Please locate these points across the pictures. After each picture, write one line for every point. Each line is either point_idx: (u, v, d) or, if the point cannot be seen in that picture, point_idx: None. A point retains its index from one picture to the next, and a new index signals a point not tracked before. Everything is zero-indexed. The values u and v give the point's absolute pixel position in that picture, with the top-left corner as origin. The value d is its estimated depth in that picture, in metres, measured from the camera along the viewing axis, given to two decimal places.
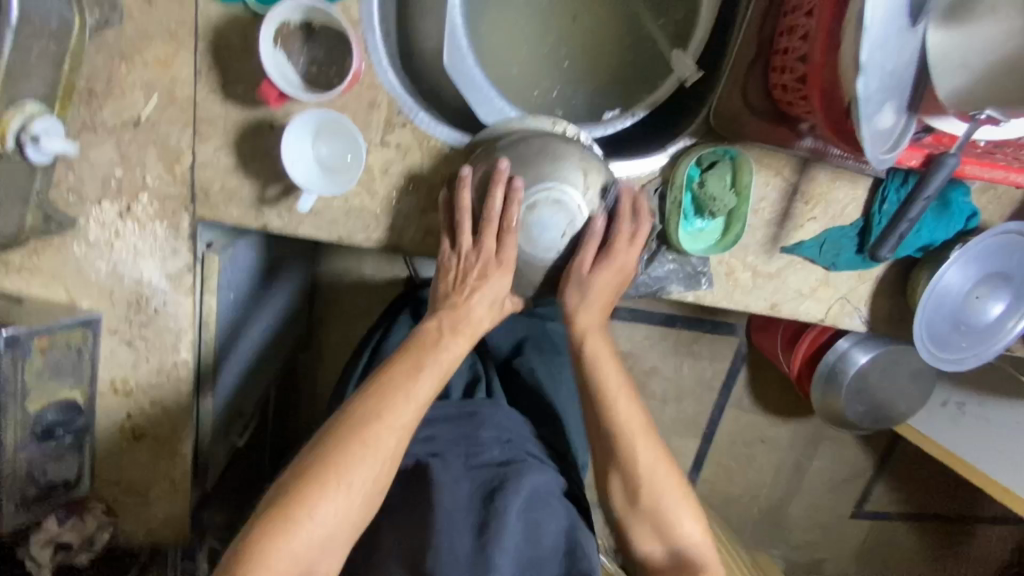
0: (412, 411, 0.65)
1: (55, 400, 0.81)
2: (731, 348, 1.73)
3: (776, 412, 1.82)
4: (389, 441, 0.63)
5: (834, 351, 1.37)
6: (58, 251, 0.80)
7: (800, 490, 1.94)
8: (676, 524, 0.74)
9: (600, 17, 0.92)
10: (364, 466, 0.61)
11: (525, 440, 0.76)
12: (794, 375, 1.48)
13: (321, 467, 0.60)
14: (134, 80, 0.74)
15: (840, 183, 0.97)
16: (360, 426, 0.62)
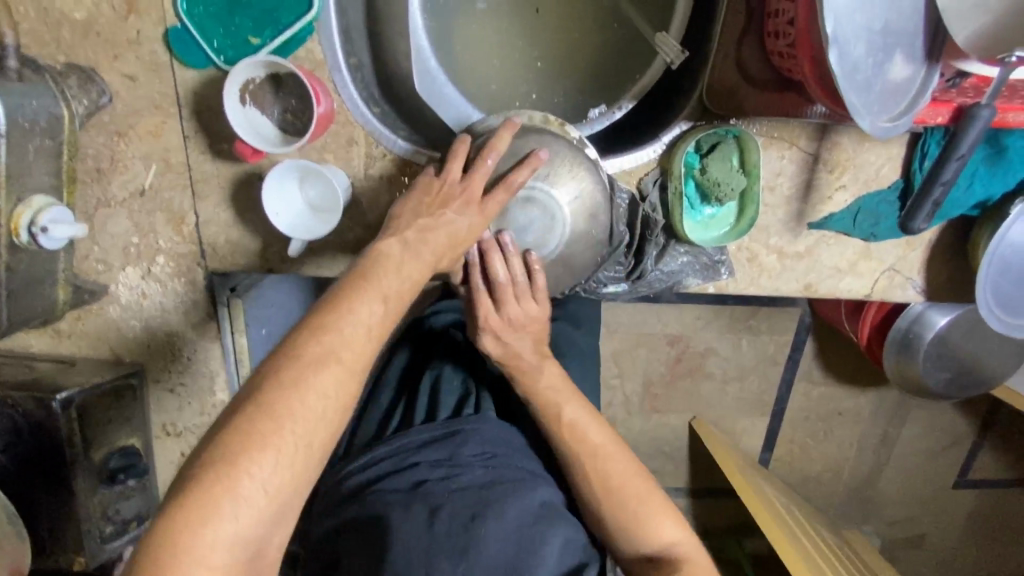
0: (303, 433, 0.52)
1: (117, 447, 0.91)
2: (792, 320, 1.61)
3: (849, 382, 1.68)
4: (271, 477, 0.50)
5: (906, 316, 1.24)
6: (98, 316, 0.88)
7: (887, 462, 1.79)
8: (656, 532, 0.71)
9: (566, 11, 0.89)
10: (239, 518, 0.49)
11: (512, 457, 0.78)
12: (863, 343, 1.34)
13: (176, 536, 0.47)
14: (134, 153, 0.79)
15: (870, 145, 0.86)
16: (230, 469, 0.49)
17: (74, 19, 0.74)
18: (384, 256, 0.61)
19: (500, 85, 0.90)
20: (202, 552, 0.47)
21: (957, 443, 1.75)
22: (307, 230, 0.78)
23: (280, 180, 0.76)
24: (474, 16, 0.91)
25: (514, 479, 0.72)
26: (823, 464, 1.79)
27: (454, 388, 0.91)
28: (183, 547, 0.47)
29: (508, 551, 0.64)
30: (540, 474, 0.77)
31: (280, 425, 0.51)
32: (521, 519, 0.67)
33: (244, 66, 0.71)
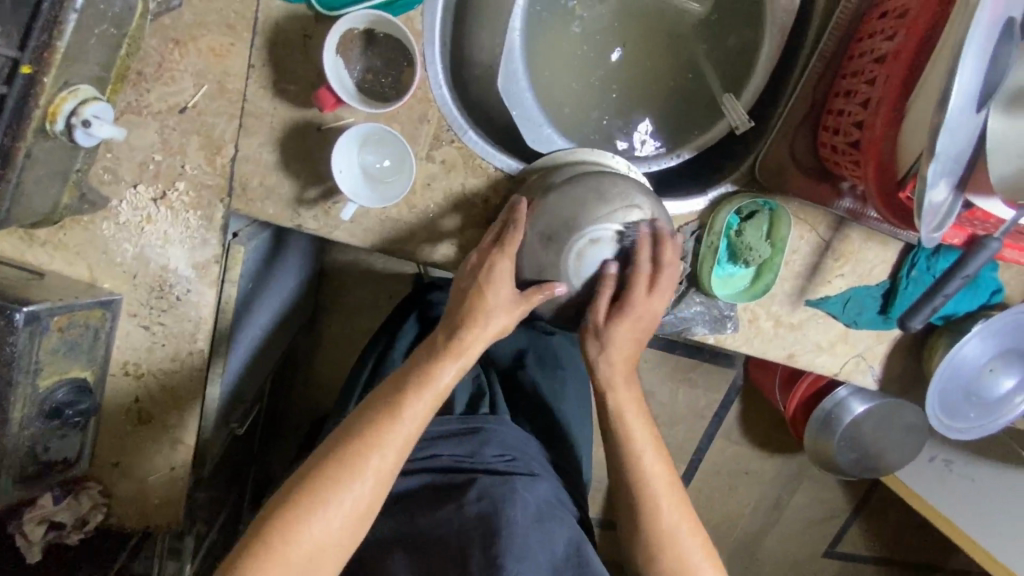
0: (392, 457, 0.67)
1: (66, 379, 0.80)
2: (726, 381, 1.71)
3: (762, 447, 1.82)
4: (368, 485, 0.65)
5: (831, 398, 1.37)
6: (86, 229, 0.78)
7: (777, 523, 1.96)
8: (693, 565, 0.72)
9: (649, 54, 0.93)
10: (354, 491, 0.65)
11: (528, 456, 0.83)
12: (789, 415, 1.47)
13: (319, 479, 0.65)
14: (186, 67, 0.73)
15: (871, 244, 0.97)
16: (350, 461, 0.65)
17: None
18: (463, 323, 0.73)
19: (574, 109, 0.93)
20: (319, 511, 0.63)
21: (835, 517, 1.94)
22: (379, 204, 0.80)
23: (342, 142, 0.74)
24: (562, 36, 0.93)
25: (528, 478, 0.77)
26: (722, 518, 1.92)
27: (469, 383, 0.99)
28: (312, 501, 0.63)
29: (535, 542, 0.69)
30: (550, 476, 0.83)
31: (383, 440, 0.67)
32: (540, 514, 0.73)
33: (349, 18, 0.71)
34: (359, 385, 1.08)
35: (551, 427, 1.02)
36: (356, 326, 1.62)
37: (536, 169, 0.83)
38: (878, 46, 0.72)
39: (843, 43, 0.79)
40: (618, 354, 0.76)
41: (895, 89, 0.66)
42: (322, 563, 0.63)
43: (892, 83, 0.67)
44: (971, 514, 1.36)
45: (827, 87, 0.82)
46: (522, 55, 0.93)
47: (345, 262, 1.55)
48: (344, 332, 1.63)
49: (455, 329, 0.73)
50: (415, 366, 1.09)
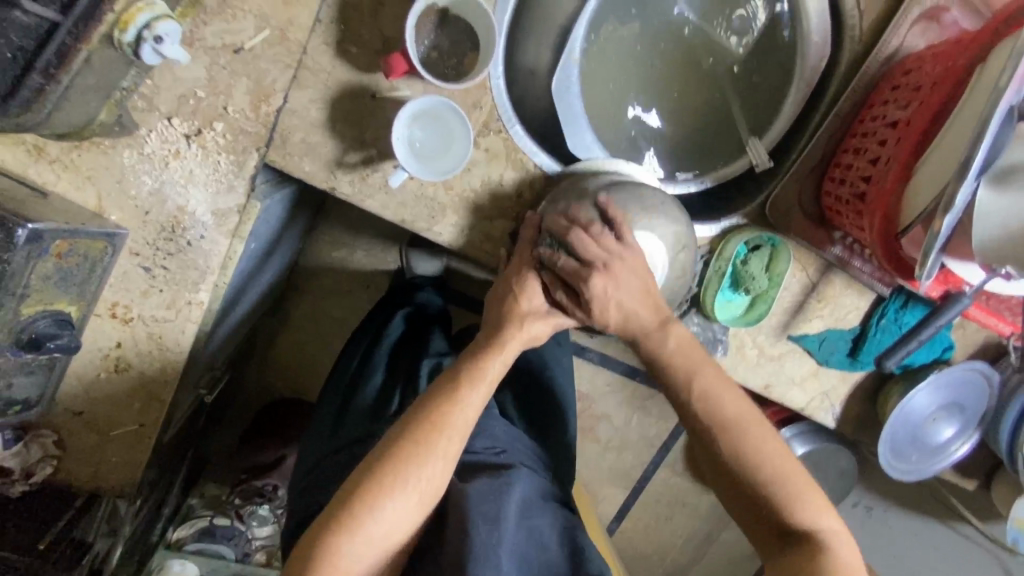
0: (458, 441, 0.72)
1: (48, 311, 0.73)
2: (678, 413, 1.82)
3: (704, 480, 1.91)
4: (438, 469, 0.70)
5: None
6: (104, 155, 0.74)
7: (706, 558, 2.03)
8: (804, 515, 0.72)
9: (682, 78, 0.99)
10: (427, 474, 0.69)
11: (519, 450, 0.86)
12: None
13: (383, 469, 0.68)
14: (251, 9, 0.71)
15: (850, 291, 1.06)
16: (419, 447, 0.69)
17: None
18: (505, 322, 0.78)
19: (611, 118, 0.98)
20: (389, 500, 0.67)
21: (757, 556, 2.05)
22: (422, 179, 0.80)
23: (407, 109, 0.75)
24: (606, 43, 0.97)
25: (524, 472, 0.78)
26: (657, 547, 1.96)
27: None
28: (381, 491, 0.67)
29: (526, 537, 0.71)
30: (537, 471, 0.86)
31: (449, 425, 0.71)
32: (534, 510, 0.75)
33: None
34: (348, 374, 1.03)
35: (538, 429, 1.03)
36: (326, 315, 1.54)
37: (571, 174, 0.86)
38: (890, 112, 0.81)
39: (855, 109, 0.89)
40: (618, 305, 0.76)
41: (907, 150, 0.75)
42: (392, 542, 0.67)
43: (906, 145, 0.76)
44: (886, 556, 1.53)
45: (836, 143, 0.91)
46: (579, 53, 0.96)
47: (330, 245, 1.50)
48: (311, 317, 1.54)
49: (499, 328, 0.78)
50: (405, 366, 1.02)
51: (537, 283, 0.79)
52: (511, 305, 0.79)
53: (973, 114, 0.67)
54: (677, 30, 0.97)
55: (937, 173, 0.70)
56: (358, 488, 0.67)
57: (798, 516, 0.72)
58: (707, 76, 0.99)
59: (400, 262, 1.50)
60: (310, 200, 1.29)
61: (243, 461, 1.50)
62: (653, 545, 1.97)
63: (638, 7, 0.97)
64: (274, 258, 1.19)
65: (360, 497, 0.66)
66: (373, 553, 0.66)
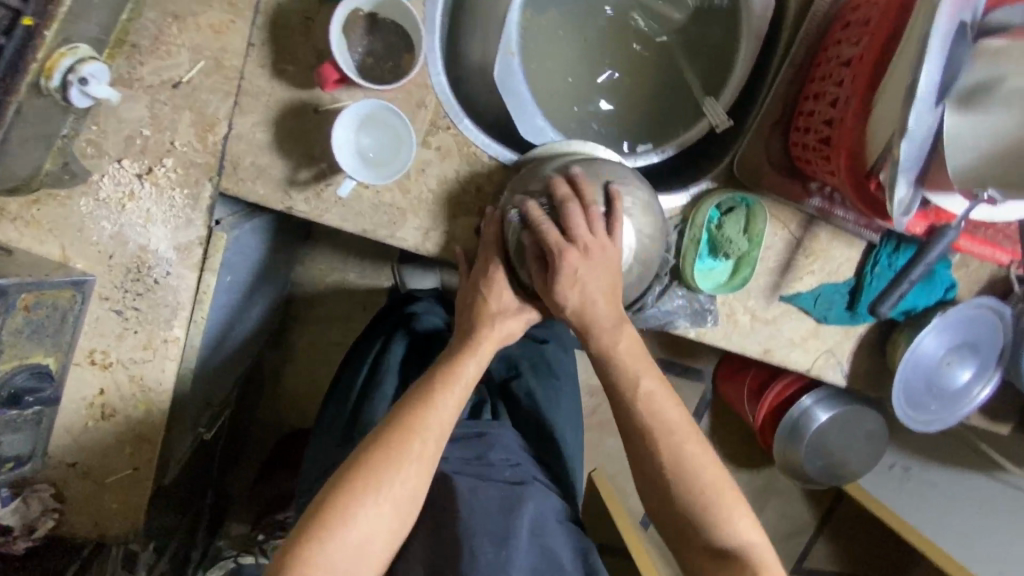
0: (434, 444, 0.70)
1: (26, 365, 0.74)
2: (696, 395, 1.83)
3: (732, 460, 1.91)
4: (414, 474, 0.68)
5: (798, 408, 1.39)
6: (62, 205, 0.75)
7: None
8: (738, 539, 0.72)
9: (622, 49, 0.98)
10: (401, 480, 0.68)
11: (530, 465, 0.82)
12: (757, 426, 1.49)
13: (356, 475, 0.67)
14: (182, 42, 0.72)
15: (837, 243, 1.03)
16: (393, 453, 0.68)
17: None
18: (477, 322, 0.77)
19: (561, 101, 0.96)
20: (362, 507, 0.66)
21: (801, 534, 2.04)
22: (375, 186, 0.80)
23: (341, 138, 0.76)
24: (543, 23, 0.95)
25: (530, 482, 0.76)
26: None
27: None
28: (355, 498, 0.66)
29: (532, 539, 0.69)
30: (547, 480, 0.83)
31: (425, 427, 0.70)
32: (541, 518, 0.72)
33: None
34: (354, 391, 0.99)
35: None
36: (327, 341, 1.55)
37: (529, 162, 0.85)
38: (844, 51, 0.79)
39: (810, 56, 0.87)
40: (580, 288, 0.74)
41: (862, 85, 0.73)
42: (370, 554, 0.66)
43: (860, 80, 0.73)
44: (935, 520, 1.43)
45: (796, 93, 0.89)
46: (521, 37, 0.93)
47: (322, 269, 1.50)
48: (314, 346, 1.55)
49: (470, 328, 0.77)
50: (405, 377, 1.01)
51: (503, 277, 0.78)
52: (482, 302, 0.78)
53: (916, 34, 0.65)
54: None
55: (891, 101, 0.67)
56: (331, 496, 0.66)
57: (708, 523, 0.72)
58: (655, 47, 0.97)
59: (393, 279, 1.50)
60: (292, 228, 1.30)
61: (261, 499, 1.50)
62: None
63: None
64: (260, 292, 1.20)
65: (333, 505, 0.65)
66: (350, 563, 0.65)
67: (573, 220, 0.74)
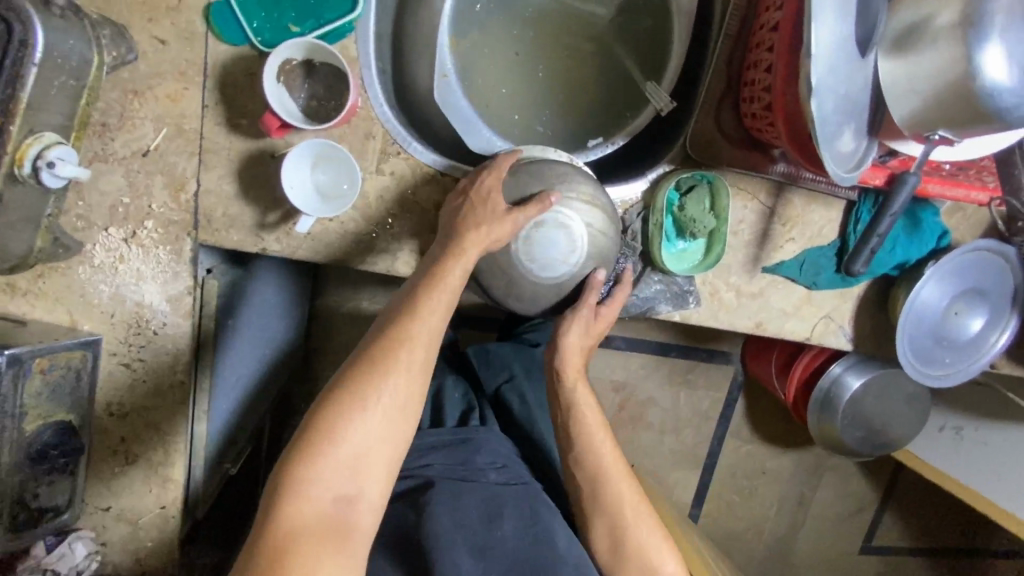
0: (423, 351, 0.68)
1: (51, 423, 0.82)
2: (729, 377, 1.78)
3: (775, 441, 1.86)
4: (403, 382, 0.65)
5: (828, 376, 1.36)
6: (63, 276, 0.83)
7: (805, 523, 1.95)
8: (660, 566, 0.79)
9: (557, 51, 0.99)
10: (392, 387, 0.65)
11: (517, 464, 0.84)
12: (790, 400, 1.47)
13: (343, 395, 0.64)
14: (145, 113, 0.79)
15: (814, 206, 1.01)
16: (378, 362, 0.65)
17: None
18: (453, 243, 0.74)
19: (504, 110, 0.98)
20: (353, 419, 0.63)
21: (861, 509, 1.96)
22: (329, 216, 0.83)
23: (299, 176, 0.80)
24: (472, 39, 0.98)
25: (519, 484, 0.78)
26: (747, 522, 1.92)
27: (455, 404, 0.99)
28: (341, 418, 0.62)
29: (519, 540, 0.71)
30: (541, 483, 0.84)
31: (416, 325, 0.68)
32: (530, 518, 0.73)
33: (286, 46, 0.76)
34: None
35: None
36: None
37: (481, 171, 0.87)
38: (772, 16, 0.79)
39: (745, 24, 0.87)
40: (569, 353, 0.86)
41: (787, 49, 0.73)
42: (370, 465, 0.63)
43: (783, 45, 0.73)
44: (993, 478, 1.33)
45: (738, 63, 0.88)
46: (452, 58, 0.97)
47: (338, 300, 1.52)
48: None
49: (449, 243, 0.75)
50: None
51: (496, 193, 0.78)
52: (476, 209, 0.77)
53: None
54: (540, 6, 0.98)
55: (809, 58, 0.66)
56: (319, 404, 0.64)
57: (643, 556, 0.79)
58: (591, 43, 0.98)
59: None
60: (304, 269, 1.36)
61: None
62: (743, 520, 1.92)
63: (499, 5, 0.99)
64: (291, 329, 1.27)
65: (322, 409, 0.63)
66: (347, 476, 0.62)
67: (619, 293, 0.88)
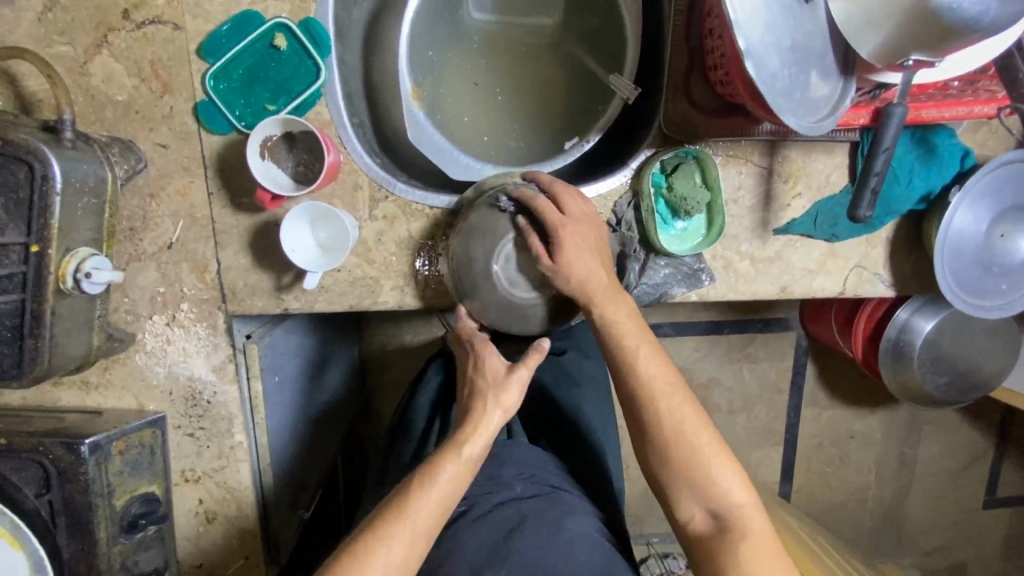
0: (473, 452, 0.73)
1: (137, 495, 0.92)
2: (790, 344, 1.69)
3: (858, 402, 1.74)
4: (452, 477, 0.71)
5: (894, 325, 1.25)
6: (124, 365, 0.93)
7: (912, 484, 1.80)
8: (723, 495, 0.72)
9: (515, 69, 1.07)
10: (441, 482, 0.70)
11: (548, 475, 0.83)
12: (859, 357, 1.35)
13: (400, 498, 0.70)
14: (163, 211, 0.89)
15: (816, 156, 0.97)
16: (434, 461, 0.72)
17: (116, 100, 0.84)
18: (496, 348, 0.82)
19: (485, 135, 1.04)
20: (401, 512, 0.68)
21: (975, 460, 1.80)
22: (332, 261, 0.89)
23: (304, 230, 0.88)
24: (428, 74, 1.03)
25: (547, 494, 0.77)
26: (847, 492, 1.80)
27: None
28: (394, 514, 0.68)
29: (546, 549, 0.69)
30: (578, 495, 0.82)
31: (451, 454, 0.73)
32: (556, 527, 0.72)
33: (264, 125, 0.83)
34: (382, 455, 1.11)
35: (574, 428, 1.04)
36: None
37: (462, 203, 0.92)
38: None
39: None
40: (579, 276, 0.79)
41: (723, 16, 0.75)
42: (406, 564, 0.66)
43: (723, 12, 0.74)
44: None
45: (698, 34, 0.87)
46: (413, 93, 1.00)
47: (382, 338, 1.57)
48: None
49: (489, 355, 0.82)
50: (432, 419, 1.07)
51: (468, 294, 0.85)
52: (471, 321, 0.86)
53: None
54: (494, 31, 1.06)
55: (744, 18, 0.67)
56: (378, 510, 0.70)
57: (716, 489, 0.73)
58: (551, 51, 1.05)
59: (443, 327, 1.53)
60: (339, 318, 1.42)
61: None
62: (840, 491, 1.80)
63: (453, 45, 1.06)
64: (330, 374, 1.34)
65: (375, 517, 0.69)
66: (390, 567, 0.65)
67: (569, 204, 0.81)
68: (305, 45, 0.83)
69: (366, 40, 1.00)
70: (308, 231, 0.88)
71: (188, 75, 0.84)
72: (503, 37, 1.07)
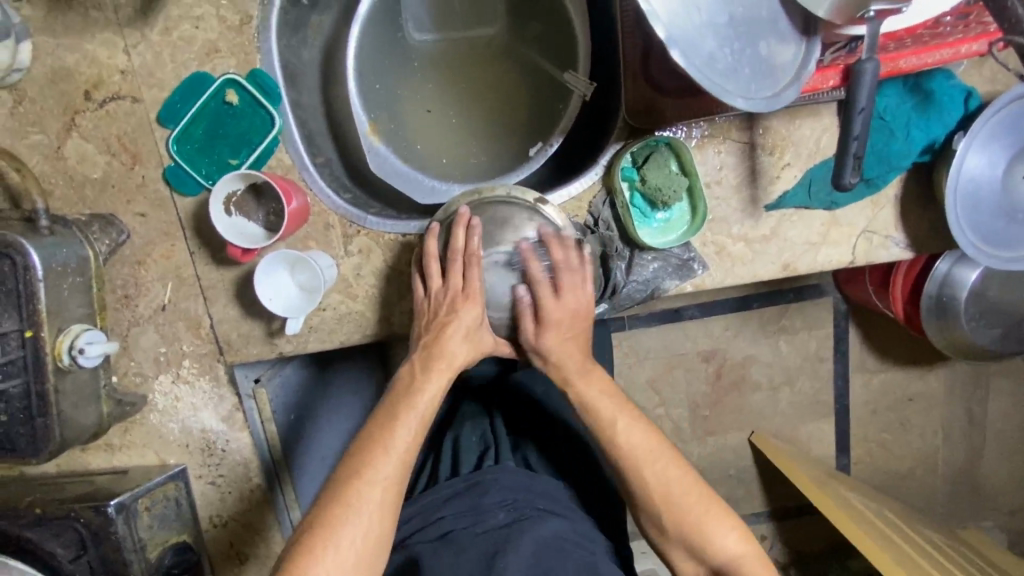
0: (410, 436, 0.76)
1: (170, 545, 0.97)
2: (827, 310, 1.59)
3: (911, 362, 1.62)
4: (398, 459, 0.74)
5: (934, 280, 1.15)
6: (141, 425, 0.98)
7: (984, 442, 1.67)
8: (714, 543, 0.75)
9: (467, 84, 1.07)
10: (386, 467, 0.73)
11: (534, 498, 0.83)
12: (901, 317, 1.26)
13: (345, 483, 0.72)
14: (152, 276, 0.92)
15: (801, 120, 0.90)
16: (379, 444, 0.75)
17: (93, 178, 0.88)
18: (441, 322, 0.84)
19: (446, 156, 1.06)
20: (351, 501, 0.71)
21: None
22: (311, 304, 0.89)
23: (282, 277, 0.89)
24: (380, 105, 1.04)
25: (536, 517, 0.77)
26: (912, 459, 1.68)
27: (474, 445, 0.99)
28: (345, 503, 0.71)
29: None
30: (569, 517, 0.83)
31: (396, 440, 0.76)
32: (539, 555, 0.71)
33: (225, 181, 0.84)
34: None
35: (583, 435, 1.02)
36: None
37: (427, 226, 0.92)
38: None
39: None
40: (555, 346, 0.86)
41: None
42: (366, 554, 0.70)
43: None
44: None
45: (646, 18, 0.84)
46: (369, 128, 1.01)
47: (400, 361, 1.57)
48: None
49: (435, 334, 0.84)
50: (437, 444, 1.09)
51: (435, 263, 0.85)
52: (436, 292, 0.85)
53: None
54: (440, 53, 1.07)
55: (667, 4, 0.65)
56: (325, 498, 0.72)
57: (705, 546, 0.75)
58: (503, 58, 1.06)
59: None
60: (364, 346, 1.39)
61: None
62: (904, 458, 1.68)
63: (399, 73, 1.06)
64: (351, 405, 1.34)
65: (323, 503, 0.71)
66: (351, 558, 0.69)
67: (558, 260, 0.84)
68: (255, 97, 0.85)
69: (322, 79, 1.01)
70: (285, 277, 0.90)
71: (153, 144, 0.87)
72: (448, 53, 1.07)
